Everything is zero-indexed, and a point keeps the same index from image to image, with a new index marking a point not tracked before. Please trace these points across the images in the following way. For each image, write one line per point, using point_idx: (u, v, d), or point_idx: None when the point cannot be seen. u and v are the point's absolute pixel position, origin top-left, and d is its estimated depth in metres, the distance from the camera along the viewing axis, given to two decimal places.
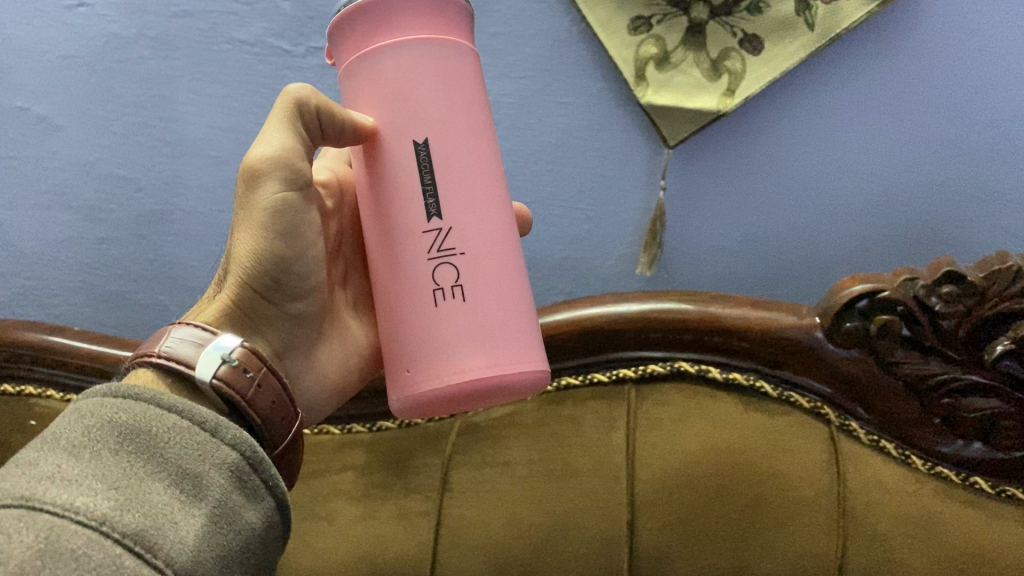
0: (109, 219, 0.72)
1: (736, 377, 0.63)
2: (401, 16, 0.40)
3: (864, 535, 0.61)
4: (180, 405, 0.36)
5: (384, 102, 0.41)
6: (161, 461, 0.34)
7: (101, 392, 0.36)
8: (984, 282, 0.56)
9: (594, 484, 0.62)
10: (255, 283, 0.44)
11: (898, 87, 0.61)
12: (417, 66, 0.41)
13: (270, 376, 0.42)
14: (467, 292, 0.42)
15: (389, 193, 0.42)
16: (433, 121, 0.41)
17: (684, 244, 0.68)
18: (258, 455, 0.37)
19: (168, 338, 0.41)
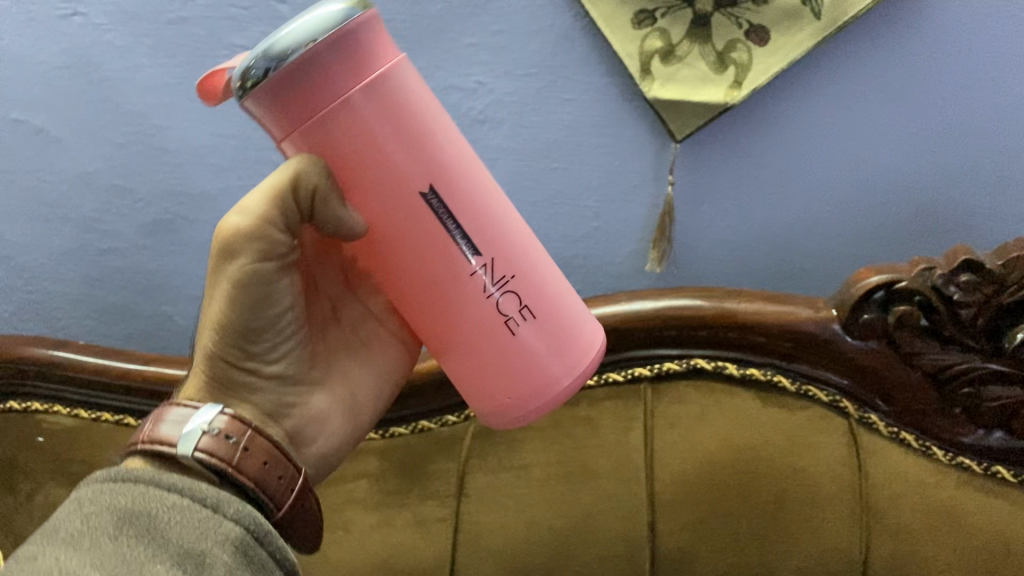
0: (111, 229, 0.77)
1: (753, 372, 0.62)
2: (332, 73, 0.35)
3: (888, 529, 0.61)
4: (182, 485, 0.39)
5: (368, 158, 0.38)
6: (162, 543, 0.37)
7: (101, 477, 0.39)
8: (1003, 271, 0.55)
9: (615, 485, 0.64)
10: (231, 352, 0.46)
11: (908, 69, 0.60)
12: (377, 114, 0.37)
13: (256, 436, 0.44)
14: (535, 308, 0.41)
15: (413, 245, 0.40)
16: (422, 163, 0.38)
17: (695, 238, 0.69)
18: (259, 527, 0.40)
19: (155, 420, 0.44)
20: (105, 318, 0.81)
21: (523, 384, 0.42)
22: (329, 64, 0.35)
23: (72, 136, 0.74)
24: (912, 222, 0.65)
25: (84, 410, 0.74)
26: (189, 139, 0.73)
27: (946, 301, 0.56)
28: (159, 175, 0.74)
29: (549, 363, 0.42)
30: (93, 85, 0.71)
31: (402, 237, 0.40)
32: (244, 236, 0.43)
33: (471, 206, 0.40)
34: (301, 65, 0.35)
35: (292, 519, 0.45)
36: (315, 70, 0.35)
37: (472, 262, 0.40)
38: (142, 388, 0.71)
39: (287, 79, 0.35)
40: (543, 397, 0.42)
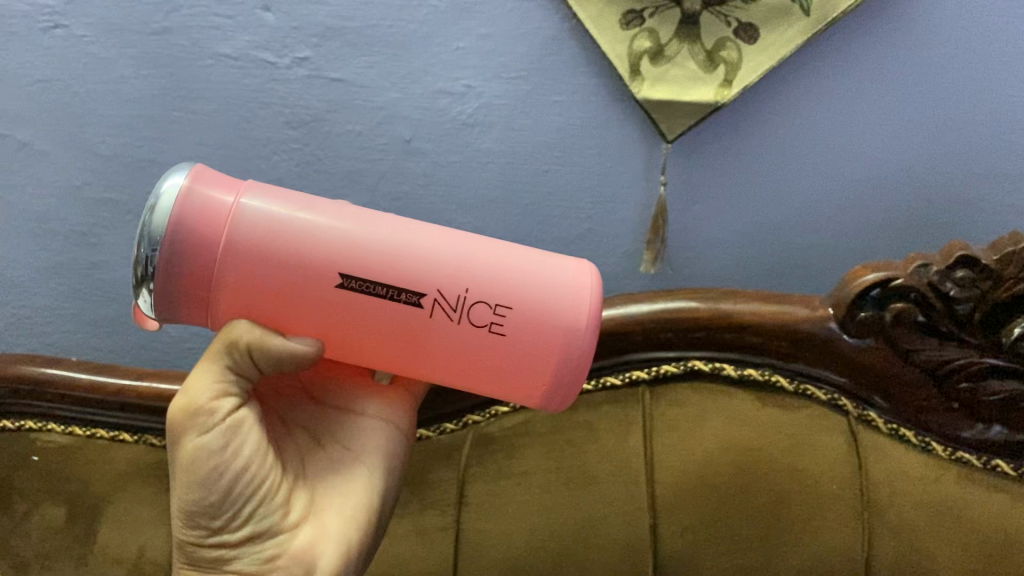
0: (100, 243, 0.77)
1: (751, 372, 0.61)
2: (202, 243, 0.40)
3: (888, 526, 0.62)
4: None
5: (280, 276, 0.42)
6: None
7: None
8: (998, 266, 0.54)
9: (615, 491, 0.64)
10: (201, 528, 0.46)
11: (852, 80, 0.61)
12: (247, 252, 0.41)
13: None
14: (506, 300, 0.42)
15: (374, 322, 0.42)
16: (320, 259, 0.41)
17: (688, 238, 0.69)
18: None
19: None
20: (97, 331, 0.81)
21: (542, 369, 0.43)
22: (183, 239, 0.40)
23: (58, 150, 0.73)
24: (907, 215, 0.65)
25: (78, 427, 0.73)
26: (177, 150, 0.72)
27: (943, 297, 0.55)
28: (148, 187, 0.74)
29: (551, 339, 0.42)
30: (79, 98, 0.70)
31: (361, 323, 0.43)
32: (193, 414, 0.45)
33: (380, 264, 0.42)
34: (165, 255, 0.40)
35: None
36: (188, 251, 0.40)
37: (422, 307, 0.42)
38: (137, 405, 0.71)
39: (166, 272, 0.40)
40: (567, 366, 0.43)
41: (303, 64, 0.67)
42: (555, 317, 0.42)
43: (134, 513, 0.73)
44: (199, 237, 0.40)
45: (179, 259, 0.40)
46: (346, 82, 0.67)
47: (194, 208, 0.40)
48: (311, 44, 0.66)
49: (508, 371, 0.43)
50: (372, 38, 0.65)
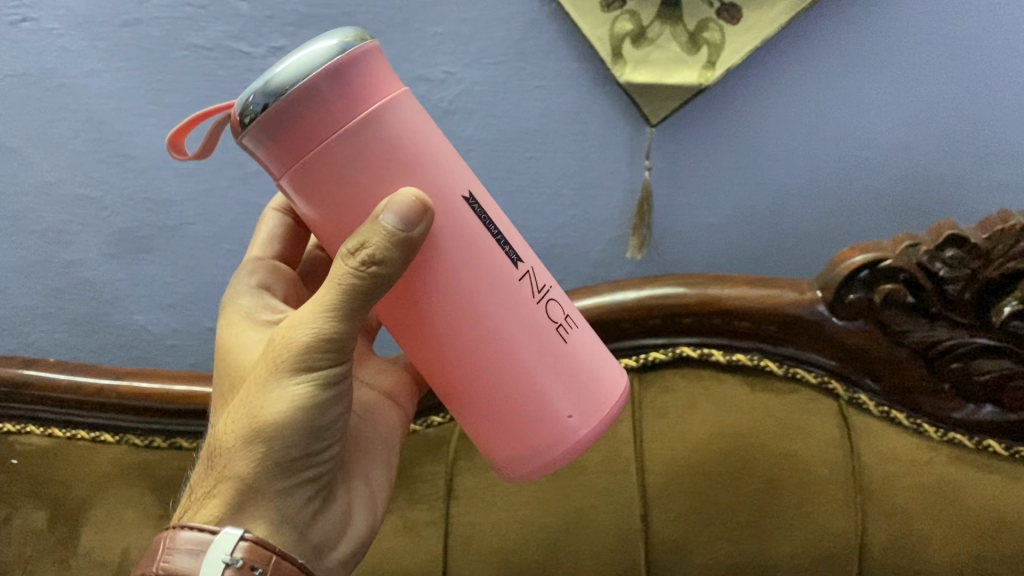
0: (77, 241, 0.75)
1: (740, 358, 0.61)
2: (351, 104, 0.34)
3: (883, 510, 0.61)
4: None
5: (399, 181, 0.36)
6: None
7: None
8: (988, 244, 0.54)
9: (605, 480, 0.63)
10: (270, 471, 0.41)
11: (863, 44, 0.59)
12: (392, 148, 0.35)
13: (283, 563, 0.40)
14: (573, 318, 0.41)
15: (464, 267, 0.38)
16: (451, 192, 0.37)
17: (674, 223, 0.68)
18: None
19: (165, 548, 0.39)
20: (76, 331, 0.79)
21: (547, 435, 0.40)
22: (329, 98, 0.34)
23: (31, 146, 0.71)
24: (895, 196, 0.64)
25: (58, 429, 0.72)
26: (152, 144, 0.70)
27: (933, 278, 0.55)
28: (123, 182, 0.72)
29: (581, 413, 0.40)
30: (50, 93, 0.69)
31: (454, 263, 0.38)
32: (310, 347, 0.39)
33: (503, 237, 0.39)
34: (303, 89, 0.33)
35: None
36: (332, 103, 0.34)
37: (518, 267, 0.39)
38: (117, 404, 0.70)
39: (288, 108, 0.34)
40: (562, 451, 0.40)
41: (279, 54, 0.66)
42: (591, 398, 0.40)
43: (118, 515, 0.71)
44: (345, 102, 0.34)
45: (308, 111, 0.34)
46: None
47: (364, 62, 0.34)
48: (286, 33, 0.65)
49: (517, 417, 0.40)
50: (349, 25, 0.64)
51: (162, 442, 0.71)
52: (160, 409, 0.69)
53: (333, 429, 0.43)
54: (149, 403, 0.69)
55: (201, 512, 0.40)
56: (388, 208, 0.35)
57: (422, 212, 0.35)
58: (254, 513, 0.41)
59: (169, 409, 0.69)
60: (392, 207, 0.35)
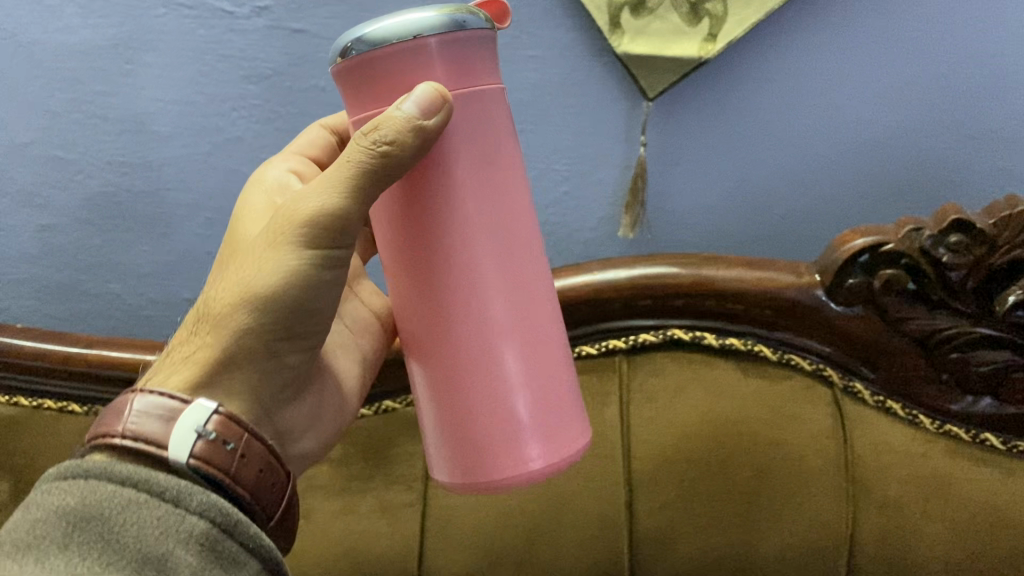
0: (50, 205, 0.72)
1: (732, 342, 0.59)
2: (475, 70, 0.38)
3: (876, 501, 0.59)
4: (139, 479, 0.36)
5: (466, 158, 0.38)
6: (117, 548, 0.34)
7: (54, 478, 0.37)
8: (994, 231, 0.52)
9: (590, 465, 0.61)
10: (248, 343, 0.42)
11: (871, 19, 0.57)
12: (476, 138, 0.39)
13: (253, 442, 0.40)
14: (557, 335, 0.43)
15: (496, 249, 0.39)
16: (486, 193, 0.39)
17: (669, 203, 0.65)
18: (229, 518, 0.36)
19: (131, 412, 0.39)
20: (47, 299, 0.76)
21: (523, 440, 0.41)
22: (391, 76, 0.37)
23: (6, 105, 0.69)
24: (899, 181, 0.62)
25: (24, 398, 0.70)
26: (130, 105, 0.68)
27: (934, 263, 0.54)
28: (100, 145, 0.69)
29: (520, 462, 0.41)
30: (24, 49, 0.66)
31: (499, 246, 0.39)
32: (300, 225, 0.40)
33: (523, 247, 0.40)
34: (451, 39, 0.37)
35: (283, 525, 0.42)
36: (465, 54, 0.37)
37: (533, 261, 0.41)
38: (85, 374, 0.67)
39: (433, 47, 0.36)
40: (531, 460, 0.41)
41: (263, 15, 0.63)
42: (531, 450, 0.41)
43: None
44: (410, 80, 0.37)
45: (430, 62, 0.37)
46: (307, 34, 0.63)
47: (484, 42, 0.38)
48: None
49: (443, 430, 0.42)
50: None
51: None
52: (129, 380, 0.66)
53: (312, 314, 0.44)
54: (119, 374, 0.66)
55: (170, 379, 0.41)
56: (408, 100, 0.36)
57: (441, 106, 0.36)
58: (226, 389, 0.42)
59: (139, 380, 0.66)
60: (411, 97, 0.36)
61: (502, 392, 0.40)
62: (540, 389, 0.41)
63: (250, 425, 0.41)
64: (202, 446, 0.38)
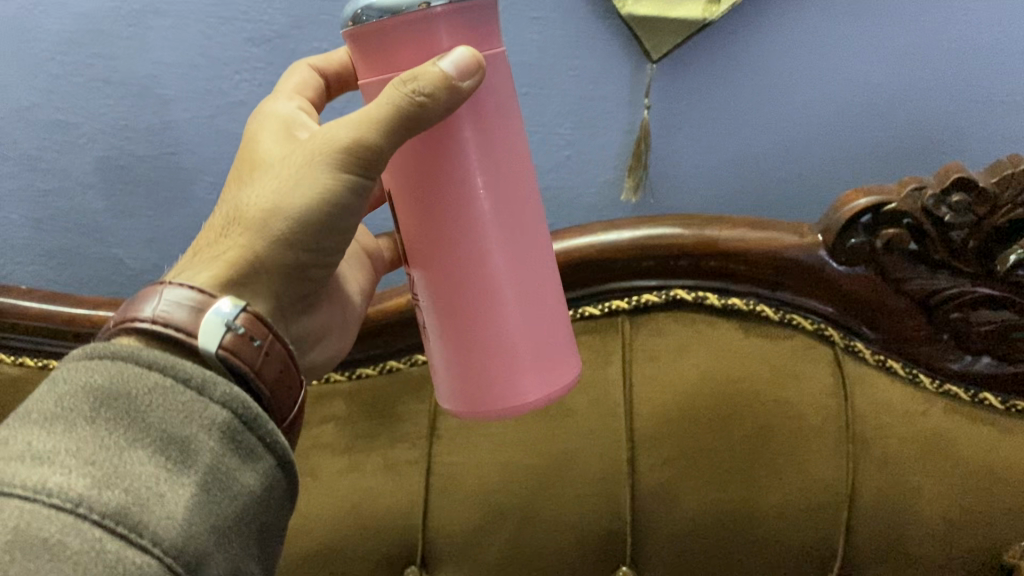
0: (53, 169, 0.72)
1: (734, 303, 0.59)
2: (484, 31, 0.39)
3: (875, 459, 0.59)
4: (164, 363, 0.36)
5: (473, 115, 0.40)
6: (142, 428, 0.34)
7: (80, 356, 0.37)
8: (997, 190, 0.53)
9: (593, 423, 0.61)
10: (281, 254, 0.43)
11: None
12: (479, 93, 0.39)
13: (275, 342, 0.41)
14: (554, 277, 0.45)
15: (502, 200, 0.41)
16: (491, 147, 0.40)
17: (671, 167, 0.65)
18: (251, 412, 0.37)
19: (160, 300, 0.39)
20: (51, 265, 0.76)
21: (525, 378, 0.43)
22: (430, 34, 0.38)
23: (8, 68, 0.68)
24: (899, 145, 0.62)
25: (30, 358, 0.70)
26: (133, 67, 0.67)
27: (937, 223, 0.54)
28: (103, 108, 0.69)
29: (505, 403, 0.43)
30: (27, 11, 0.66)
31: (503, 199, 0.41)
32: (341, 150, 0.41)
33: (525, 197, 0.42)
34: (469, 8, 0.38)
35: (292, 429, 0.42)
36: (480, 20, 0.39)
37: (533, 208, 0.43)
38: (89, 335, 0.67)
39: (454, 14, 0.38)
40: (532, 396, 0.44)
41: None
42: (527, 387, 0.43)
43: None
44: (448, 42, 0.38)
45: (453, 26, 0.38)
46: None
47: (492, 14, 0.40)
48: None
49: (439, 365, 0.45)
50: None
51: None
52: None
53: (339, 234, 0.45)
54: None
55: (200, 276, 0.41)
56: (446, 59, 0.37)
57: (476, 72, 0.38)
58: (253, 295, 0.43)
59: None
60: (451, 58, 0.37)
61: (505, 337, 0.42)
62: (541, 332, 0.43)
63: (274, 327, 0.41)
64: (230, 339, 0.39)
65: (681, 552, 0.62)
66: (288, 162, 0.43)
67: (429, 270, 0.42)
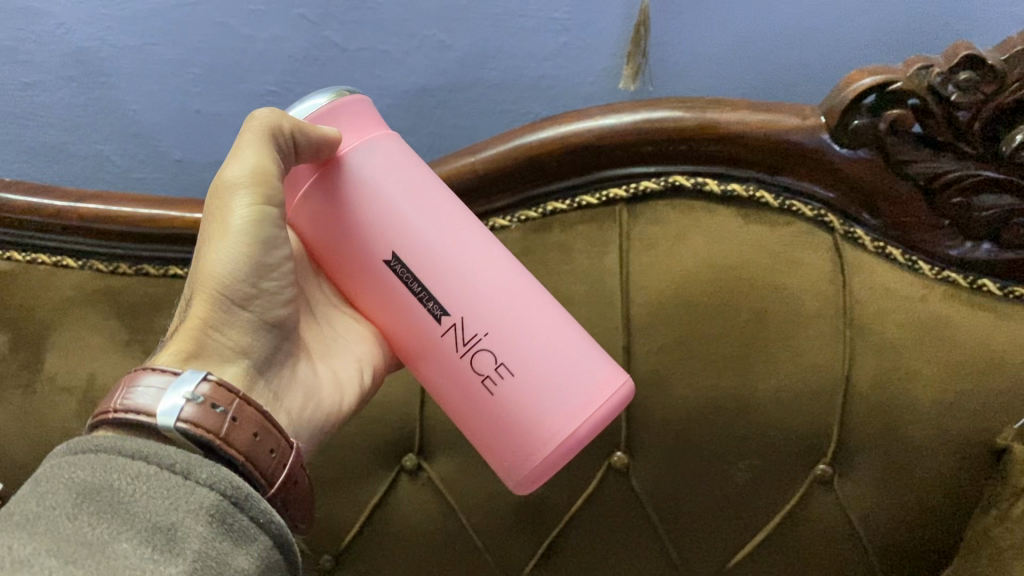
0: (32, 61, 0.69)
1: (734, 189, 0.59)
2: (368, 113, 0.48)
3: (873, 344, 0.58)
4: (148, 452, 0.39)
5: (405, 186, 0.46)
6: (128, 518, 0.36)
7: (61, 456, 0.39)
8: (1005, 68, 0.51)
9: (588, 311, 0.61)
10: (223, 307, 0.47)
11: None
12: (393, 163, 0.46)
13: (244, 406, 0.43)
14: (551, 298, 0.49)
15: (463, 247, 0.47)
16: (431, 206, 0.47)
17: (672, 54, 0.63)
18: (238, 491, 0.39)
19: (128, 390, 0.42)
20: (36, 162, 0.75)
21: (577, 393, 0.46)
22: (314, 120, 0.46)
23: None
24: (907, 28, 0.60)
25: (17, 253, 0.69)
26: None
27: (943, 102, 0.53)
28: None
29: (556, 419, 0.46)
30: None
31: (461, 246, 0.47)
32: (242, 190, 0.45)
33: (482, 238, 0.48)
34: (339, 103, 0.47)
35: (282, 498, 0.43)
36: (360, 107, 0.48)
37: (499, 247, 0.48)
38: (78, 229, 0.66)
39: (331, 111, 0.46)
40: (594, 402, 0.46)
41: None
42: (577, 394, 0.46)
43: (82, 341, 0.68)
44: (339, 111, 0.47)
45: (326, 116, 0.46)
46: None
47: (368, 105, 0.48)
48: None
49: (494, 416, 0.47)
50: None
51: (128, 269, 0.68)
52: (123, 233, 0.66)
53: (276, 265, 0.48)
54: (113, 227, 0.66)
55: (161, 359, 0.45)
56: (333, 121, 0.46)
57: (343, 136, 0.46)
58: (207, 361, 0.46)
59: (133, 234, 0.66)
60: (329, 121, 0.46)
61: (537, 365, 0.46)
62: (567, 347, 0.47)
63: (243, 394, 0.43)
64: (191, 411, 0.41)
65: (675, 437, 0.62)
66: (207, 235, 0.48)
67: (460, 316, 0.47)
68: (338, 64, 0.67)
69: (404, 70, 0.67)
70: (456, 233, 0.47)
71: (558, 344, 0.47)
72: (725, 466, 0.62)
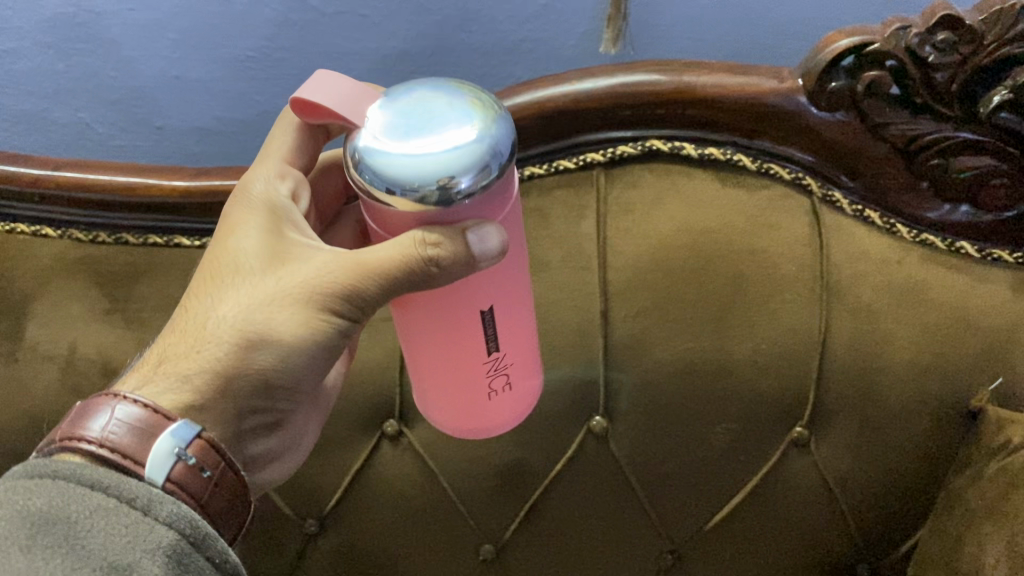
0: (7, 27, 0.67)
1: (712, 152, 0.58)
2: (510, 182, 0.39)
3: (849, 307, 0.59)
4: (111, 486, 0.39)
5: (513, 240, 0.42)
6: (82, 555, 0.36)
7: (15, 478, 0.39)
8: (984, 27, 0.51)
9: (566, 275, 0.61)
10: (241, 386, 0.46)
11: None
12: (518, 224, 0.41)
13: (225, 472, 0.44)
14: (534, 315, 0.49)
15: (522, 287, 0.45)
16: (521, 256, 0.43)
17: (652, 15, 0.62)
18: (197, 532, 0.39)
19: (107, 419, 0.41)
20: (15, 130, 0.74)
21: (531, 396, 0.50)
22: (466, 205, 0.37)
23: None
24: None
25: None
26: None
27: (921, 64, 0.52)
28: None
29: (509, 420, 0.49)
30: None
31: (522, 286, 0.44)
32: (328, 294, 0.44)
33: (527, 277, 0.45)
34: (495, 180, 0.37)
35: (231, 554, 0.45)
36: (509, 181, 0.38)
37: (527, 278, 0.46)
38: (58, 197, 0.66)
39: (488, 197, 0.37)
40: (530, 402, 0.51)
41: None
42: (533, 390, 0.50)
43: (60, 310, 0.68)
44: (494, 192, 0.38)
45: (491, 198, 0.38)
46: None
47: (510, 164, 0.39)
48: None
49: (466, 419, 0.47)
50: None
51: (107, 238, 0.67)
52: (100, 202, 0.66)
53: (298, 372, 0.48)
54: (93, 196, 0.66)
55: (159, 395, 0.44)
56: (478, 237, 0.38)
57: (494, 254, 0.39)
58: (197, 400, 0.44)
59: (113, 202, 0.66)
60: (482, 239, 0.38)
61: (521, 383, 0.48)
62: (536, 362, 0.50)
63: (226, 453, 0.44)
64: (179, 468, 0.41)
65: (652, 401, 0.62)
66: (268, 295, 0.45)
67: (506, 351, 0.45)
68: (316, 29, 0.66)
69: (383, 34, 0.66)
70: (522, 277, 0.45)
71: (533, 360, 0.49)
72: (702, 429, 0.63)
